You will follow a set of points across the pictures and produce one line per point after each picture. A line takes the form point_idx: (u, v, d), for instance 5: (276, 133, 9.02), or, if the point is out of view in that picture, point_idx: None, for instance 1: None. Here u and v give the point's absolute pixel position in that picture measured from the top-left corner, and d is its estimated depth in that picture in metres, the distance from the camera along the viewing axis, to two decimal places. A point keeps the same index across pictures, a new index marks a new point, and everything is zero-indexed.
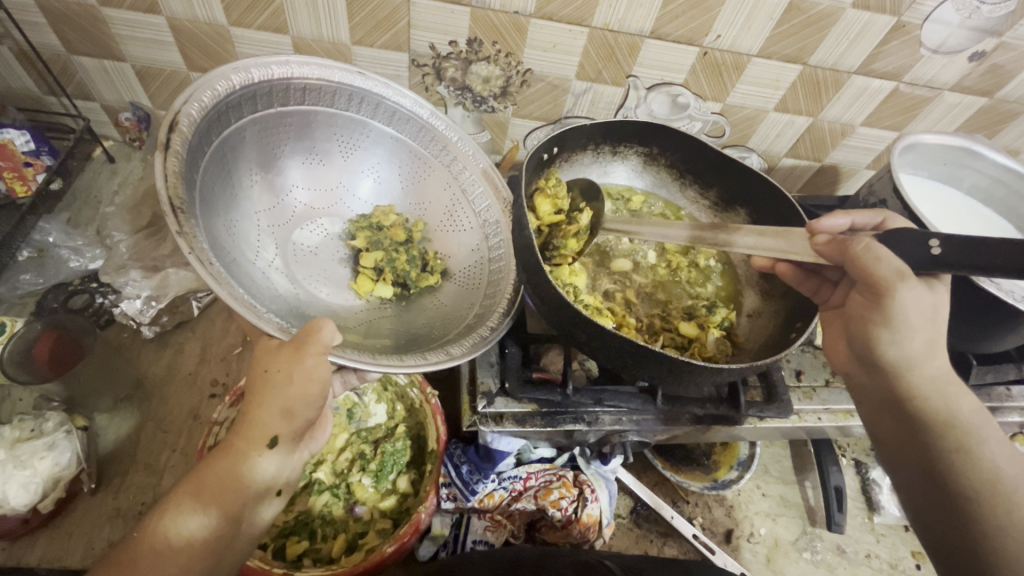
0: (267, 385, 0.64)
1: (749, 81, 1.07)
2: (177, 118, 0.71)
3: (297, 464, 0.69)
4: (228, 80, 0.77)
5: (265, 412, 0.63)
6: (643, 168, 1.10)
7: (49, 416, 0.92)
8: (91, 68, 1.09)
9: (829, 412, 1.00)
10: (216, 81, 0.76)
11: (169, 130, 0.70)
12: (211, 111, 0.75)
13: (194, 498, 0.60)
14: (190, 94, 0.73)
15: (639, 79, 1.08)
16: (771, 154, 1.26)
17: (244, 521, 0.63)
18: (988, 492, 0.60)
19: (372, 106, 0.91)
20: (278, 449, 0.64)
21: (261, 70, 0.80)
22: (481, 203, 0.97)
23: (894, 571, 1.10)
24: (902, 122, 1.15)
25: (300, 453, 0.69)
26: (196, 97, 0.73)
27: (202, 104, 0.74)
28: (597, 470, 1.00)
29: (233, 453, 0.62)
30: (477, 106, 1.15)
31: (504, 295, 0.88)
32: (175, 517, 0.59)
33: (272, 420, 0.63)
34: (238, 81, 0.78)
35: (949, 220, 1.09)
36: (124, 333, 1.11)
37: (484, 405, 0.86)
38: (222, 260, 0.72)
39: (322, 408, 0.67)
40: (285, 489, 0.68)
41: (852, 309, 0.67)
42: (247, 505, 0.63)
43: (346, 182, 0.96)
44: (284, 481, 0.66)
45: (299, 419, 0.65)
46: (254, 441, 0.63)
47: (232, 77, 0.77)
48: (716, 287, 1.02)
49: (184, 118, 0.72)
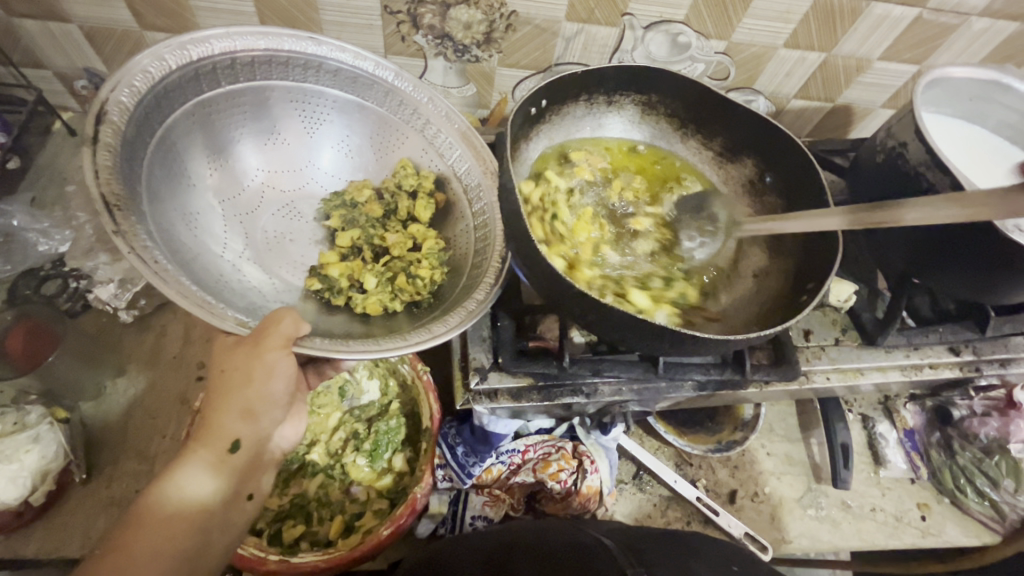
0: (225, 386, 0.61)
1: (758, 14, 0.97)
2: (105, 106, 0.66)
3: (266, 466, 0.66)
4: (162, 61, 0.71)
5: (224, 414, 0.61)
6: (640, 119, 1.00)
7: (31, 409, 0.89)
8: (36, 31, 1.00)
9: (838, 371, 0.96)
10: (148, 63, 0.70)
11: (97, 121, 0.64)
12: (146, 97, 0.70)
13: (153, 513, 0.57)
14: (118, 79, 0.67)
15: (635, 17, 0.99)
16: (779, 97, 1.16)
17: (211, 531, 0.60)
18: None
19: (331, 73, 0.84)
20: (241, 452, 0.62)
21: (198, 47, 0.73)
22: (460, 167, 0.90)
23: (899, 524, 1.09)
24: (923, 54, 1.06)
25: (266, 456, 0.67)
26: (126, 82, 0.68)
27: (133, 90, 0.68)
28: (597, 440, 0.96)
29: (190, 459, 0.60)
30: (459, 56, 1.05)
31: (491, 263, 0.81)
32: (133, 535, 0.55)
33: (233, 422, 0.61)
34: (174, 60, 0.72)
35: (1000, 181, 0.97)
36: (102, 320, 1.06)
37: (478, 381, 0.82)
38: (177, 258, 0.67)
39: (287, 406, 0.65)
40: (257, 494, 0.66)
41: None
42: (215, 513, 0.60)
43: (313, 160, 0.89)
44: (251, 486, 0.64)
45: (263, 419, 0.63)
46: (215, 447, 0.61)
47: (167, 56, 0.71)
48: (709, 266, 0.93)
49: (113, 107, 0.66)
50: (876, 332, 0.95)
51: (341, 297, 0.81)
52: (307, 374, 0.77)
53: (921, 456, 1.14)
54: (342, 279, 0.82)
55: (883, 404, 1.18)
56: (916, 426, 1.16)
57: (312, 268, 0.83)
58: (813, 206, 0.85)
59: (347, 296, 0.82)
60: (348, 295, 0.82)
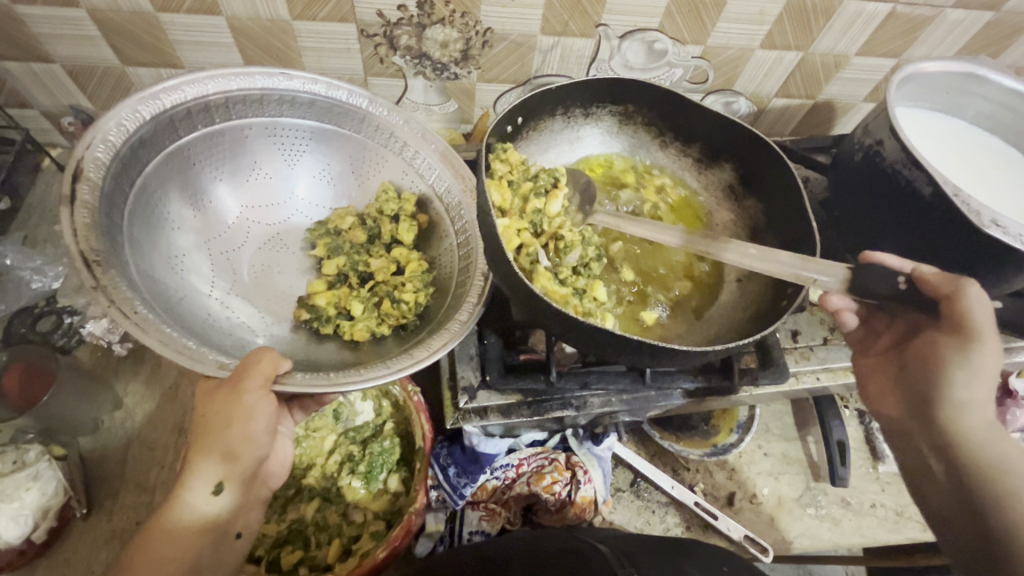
0: (206, 430, 0.62)
1: (731, 18, 0.98)
2: (81, 165, 0.67)
3: (251, 503, 0.68)
4: (134, 113, 0.72)
5: (207, 459, 0.62)
6: (618, 130, 1.01)
7: (30, 446, 0.90)
8: (20, 72, 1.01)
9: (827, 370, 0.96)
10: (121, 117, 0.71)
11: (75, 180, 0.66)
12: (122, 150, 0.71)
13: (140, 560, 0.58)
14: (92, 136, 0.69)
15: (610, 28, 0.99)
16: (759, 97, 1.17)
17: (200, 573, 0.61)
18: (990, 483, 0.67)
19: (306, 105, 0.85)
20: (226, 493, 0.63)
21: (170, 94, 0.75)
22: (441, 187, 0.91)
23: (900, 519, 1.08)
24: (901, 47, 1.06)
25: (251, 494, 0.68)
26: (100, 138, 0.69)
27: (109, 144, 0.70)
28: (590, 450, 0.97)
29: (176, 504, 0.61)
30: (439, 74, 1.06)
31: (474, 283, 0.82)
32: None
33: (216, 465, 0.62)
34: (147, 111, 0.73)
35: (981, 173, 0.97)
36: (97, 354, 1.07)
37: (467, 400, 0.83)
38: (162, 304, 0.69)
39: (270, 445, 0.66)
40: (247, 530, 0.67)
41: (916, 350, 0.75)
42: (202, 555, 0.61)
43: (295, 191, 0.90)
44: (238, 523, 0.66)
45: (245, 459, 0.63)
46: (199, 490, 0.62)
47: (140, 108, 0.73)
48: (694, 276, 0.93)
49: (90, 164, 0.68)
50: None
51: (329, 325, 0.82)
52: (292, 410, 0.77)
53: None
54: (328, 307, 0.83)
55: None
56: None
57: (299, 299, 0.84)
58: (792, 204, 0.85)
59: (335, 324, 0.82)
60: (335, 322, 0.83)
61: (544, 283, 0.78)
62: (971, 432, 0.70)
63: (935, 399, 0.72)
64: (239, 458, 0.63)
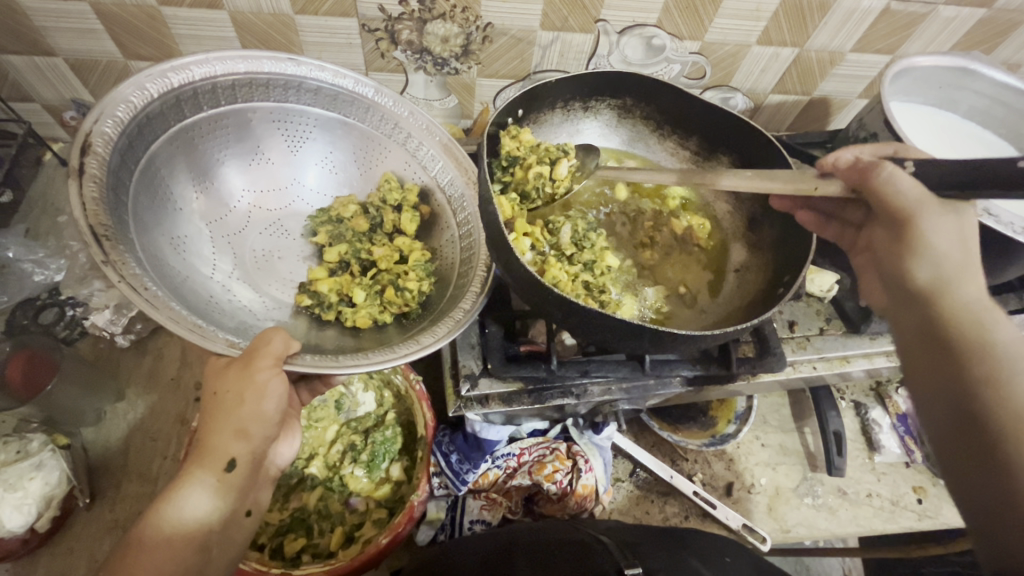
0: (217, 408, 0.63)
1: (728, 13, 0.99)
2: (89, 139, 0.67)
3: (262, 483, 0.68)
4: (143, 90, 0.72)
5: (219, 436, 0.63)
6: (617, 123, 1.02)
7: (33, 436, 0.90)
8: (23, 66, 1.02)
9: (823, 360, 0.97)
10: (130, 93, 0.71)
11: (83, 153, 0.66)
12: (129, 126, 0.71)
13: (152, 535, 0.58)
14: (101, 111, 0.68)
15: (609, 23, 1.01)
16: (756, 92, 1.18)
17: (212, 548, 0.62)
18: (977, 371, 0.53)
19: (311, 91, 0.86)
20: (237, 471, 0.63)
21: (179, 74, 0.75)
22: (443, 178, 0.92)
23: (896, 508, 1.10)
24: (895, 44, 1.07)
25: (260, 473, 0.68)
26: (108, 113, 0.69)
27: (117, 120, 0.69)
28: (590, 439, 0.98)
29: (187, 481, 0.62)
30: (439, 69, 1.07)
31: (477, 272, 0.83)
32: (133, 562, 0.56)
33: (227, 442, 0.63)
34: (155, 89, 0.73)
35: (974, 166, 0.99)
36: (99, 345, 1.08)
37: (468, 387, 0.83)
38: (167, 283, 0.69)
39: (280, 423, 0.67)
40: (256, 509, 0.68)
41: (880, 244, 0.63)
42: (213, 532, 0.62)
43: (299, 178, 0.91)
44: (249, 501, 0.66)
45: (256, 437, 0.64)
46: (211, 467, 0.62)
47: (148, 85, 0.73)
48: (691, 267, 0.94)
49: (98, 138, 0.68)
50: (859, 321, 0.97)
51: (331, 311, 0.83)
52: (300, 392, 0.79)
53: (916, 439, 1.15)
54: (331, 294, 0.83)
55: (875, 391, 1.20)
56: (908, 411, 1.18)
57: (301, 285, 0.85)
58: None
59: (337, 311, 0.83)
60: (338, 309, 0.84)
61: (556, 274, 0.81)
62: (966, 314, 0.56)
63: (901, 281, 0.60)
64: (249, 435, 0.64)
